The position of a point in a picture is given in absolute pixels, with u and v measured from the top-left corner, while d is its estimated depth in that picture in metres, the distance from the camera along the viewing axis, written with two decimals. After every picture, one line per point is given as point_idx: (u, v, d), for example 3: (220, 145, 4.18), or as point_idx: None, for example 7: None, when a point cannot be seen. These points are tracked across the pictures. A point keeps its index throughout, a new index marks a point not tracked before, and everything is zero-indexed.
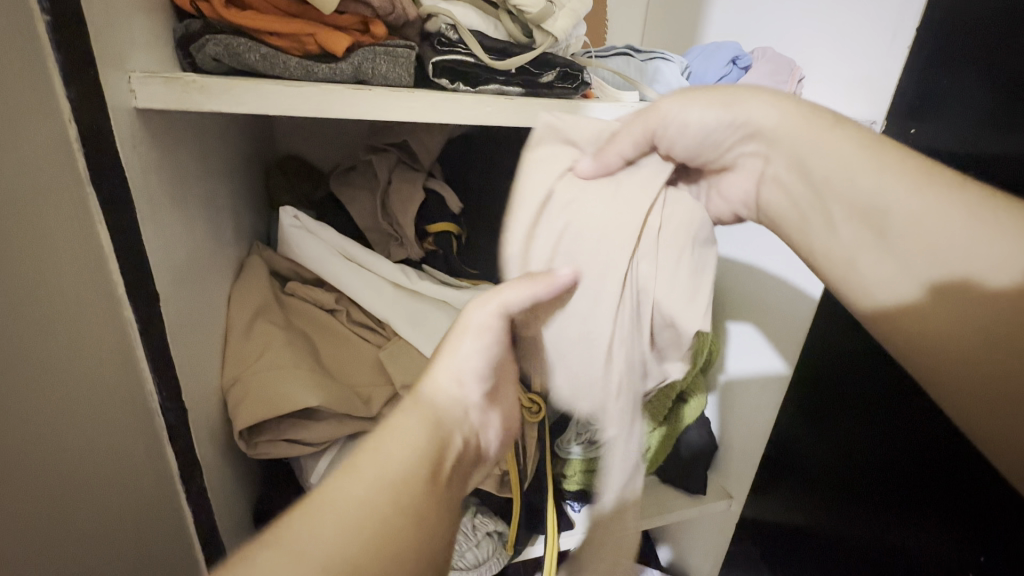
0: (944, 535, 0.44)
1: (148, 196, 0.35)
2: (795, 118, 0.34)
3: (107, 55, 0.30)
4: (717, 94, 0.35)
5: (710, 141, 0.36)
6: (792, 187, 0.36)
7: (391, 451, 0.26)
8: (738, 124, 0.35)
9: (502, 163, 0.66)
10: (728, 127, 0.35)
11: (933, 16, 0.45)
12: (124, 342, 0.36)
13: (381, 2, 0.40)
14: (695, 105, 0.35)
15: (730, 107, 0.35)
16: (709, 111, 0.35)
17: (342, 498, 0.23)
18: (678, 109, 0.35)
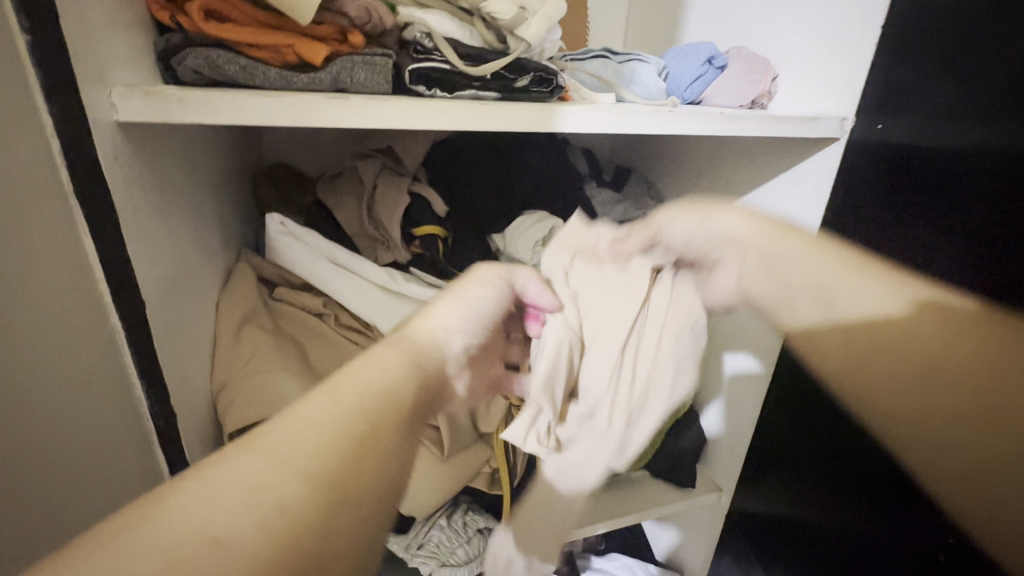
0: (916, 522, 0.45)
1: (132, 206, 0.36)
2: (762, 227, 0.47)
3: (87, 71, 0.31)
4: (702, 206, 0.49)
5: (699, 246, 0.50)
6: (763, 277, 0.48)
7: (359, 380, 0.32)
8: (716, 228, 0.48)
9: (486, 165, 0.67)
10: (710, 233, 0.49)
11: (896, 13, 0.46)
12: (112, 347, 0.36)
13: (357, 12, 0.41)
14: (686, 216, 0.49)
15: (709, 215, 0.48)
16: (693, 221, 0.49)
17: (314, 416, 0.29)
18: (671, 219, 0.49)
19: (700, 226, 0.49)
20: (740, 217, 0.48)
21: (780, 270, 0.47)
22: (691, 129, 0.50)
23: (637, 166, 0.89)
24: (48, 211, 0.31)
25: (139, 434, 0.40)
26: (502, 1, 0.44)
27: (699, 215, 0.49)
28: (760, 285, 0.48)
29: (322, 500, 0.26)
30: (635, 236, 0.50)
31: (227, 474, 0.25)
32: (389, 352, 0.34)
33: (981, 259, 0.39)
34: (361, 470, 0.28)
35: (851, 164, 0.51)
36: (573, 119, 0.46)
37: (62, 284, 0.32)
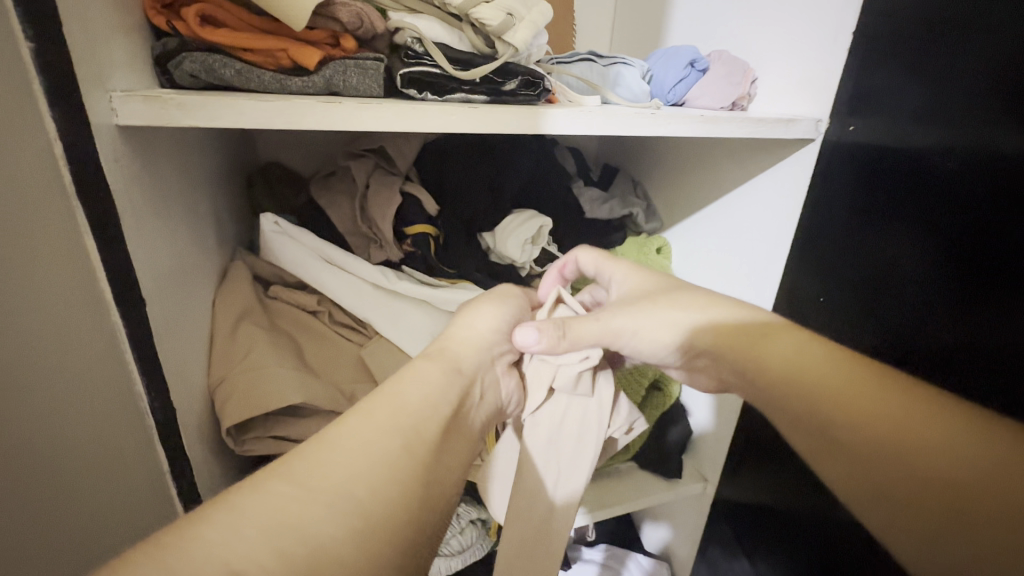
0: None
1: (132, 207, 0.37)
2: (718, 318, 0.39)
3: (89, 76, 0.32)
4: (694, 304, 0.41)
5: (669, 353, 0.42)
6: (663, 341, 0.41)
7: (392, 401, 0.33)
8: (672, 331, 0.41)
9: (476, 165, 0.68)
10: (662, 341, 0.41)
11: (866, 20, 0.48)
12: (114, 347, 0.37)
13: (349, 18, 0.43)
14: (643, 319, 0.42)
15: (677, 303, 0.41)
16: (647, 318, 0.41)
17: (349, 440, 0.29)
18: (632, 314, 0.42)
19: (665, 322, 0.41)
20: (693, 332, 0.40)
21: (753, 375, 0.36)
22: (673, 130, 0.52)
23: (623, 166, 0.91)
24: (50, 213, 0.32)
25: (143, 433, 0.41)
26: (490, 7, 0.45)
27: (652, 312, 0.41)
28: (740, 391, 0.39)
29: (357, 535, 0.25)
30: (583, 319, 0.44)
31: (253, 501, 0.25)
32: (420, 370, 0.37)
33: (943, 257, 0.41)
34: (394, 501, 0.28)
35: (825, 163, 0.54)
36: (560, 121, 0.47)
37: (63, 284, 0.33)
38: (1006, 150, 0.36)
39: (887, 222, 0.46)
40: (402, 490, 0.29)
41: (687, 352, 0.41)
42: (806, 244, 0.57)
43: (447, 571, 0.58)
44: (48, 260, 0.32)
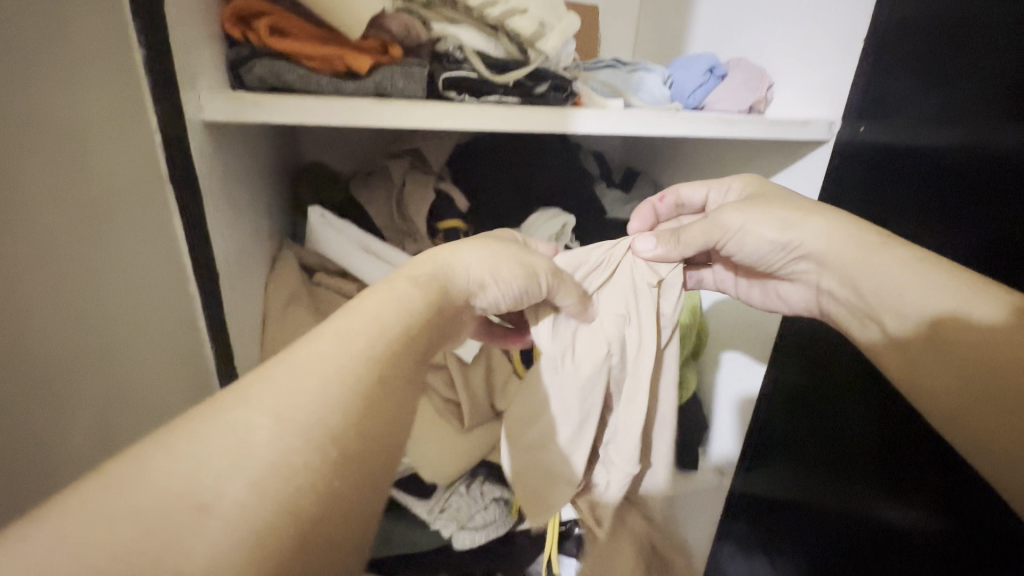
0: (916, 504, 0.48)
1: (212, 193, 0.42)
2: (840, 238, 0.41)
3: (185, 78, 0.38)
4: (789, 212, 0.43)
5: (776, 252, 0.44)
6: (763, 242, 0.44)
7: (359, 323, 0.29)
8: (787, 243, 0.43)
9: (505, 166, 0.73)
10: (776, 246, 0.44)
11: (877, 27, 0.51)
12: (189, 314, 0.42)
13: (399, 28, 0.48)
14: (758, 225, 0.43)
15: (787, 230, 0.43)
16: (767, 228, 0.43)
17: (309, 361, 0.26)
18: (738, 216, 0.44)
19: (776, 220, 0.43)
20: (823, 236, 0.42)
21: (859, 288, 0.40)
22: (691, 130, 0.55)
23: (644, 169, 0.94)
24: (148, 190, 0.37)
25: (201, 376, 0.45)
26: (523, 18, 0.50)
27: (766, 208, 0.43)
28: (838, 299, 0.43)
29: (324, 482, 0.23)
30: (694, 227, 0.45)
31: (213, 431, 0.22)
32: (405, 292, 0.33)
33: (972, 248, 0.42)
34: (366, 431, 0.26)
35: (838, 162, 0.57)
36: (585, 122, 0.51)
37: (156, 253, 0.38)
38: (1013, 146, 0.38)
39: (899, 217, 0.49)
40: (378, 419, 0.27)
41: (790, 251, 0.44)
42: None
43: (471, 544, 0.61)
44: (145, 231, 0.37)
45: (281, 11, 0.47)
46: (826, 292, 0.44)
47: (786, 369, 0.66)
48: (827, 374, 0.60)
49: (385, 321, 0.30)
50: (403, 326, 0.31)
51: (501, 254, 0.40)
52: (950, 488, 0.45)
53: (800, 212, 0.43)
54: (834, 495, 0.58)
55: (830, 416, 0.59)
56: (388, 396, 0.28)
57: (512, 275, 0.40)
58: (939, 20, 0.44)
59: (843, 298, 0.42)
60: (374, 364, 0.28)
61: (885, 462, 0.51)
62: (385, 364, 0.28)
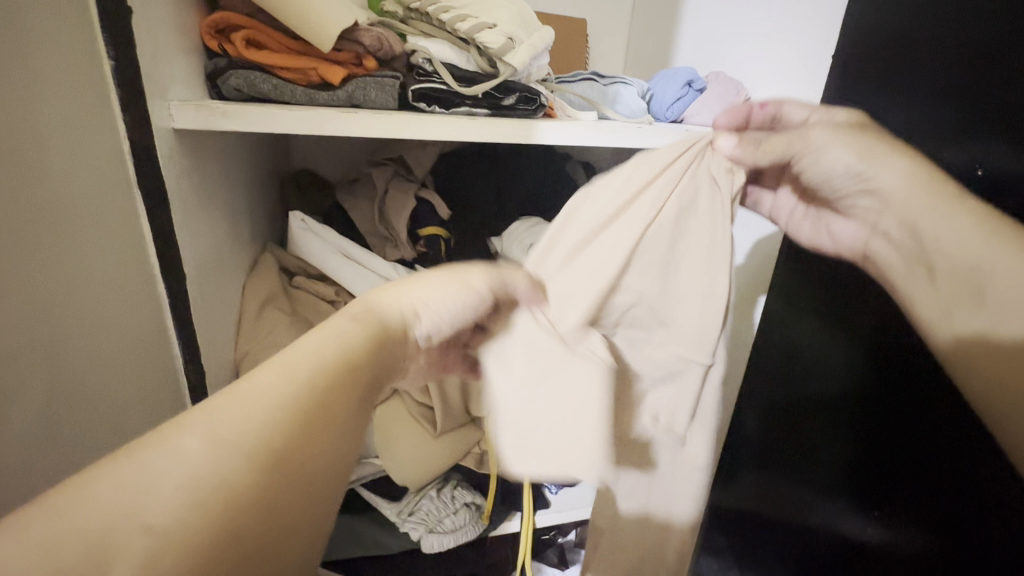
0: (889, 524, 0.46)
1: (182, 198, 0.44)
2: (919, 181, 0.37)
3: (154, 88, 0.39)
4: (869, 143, 0.38)
5: (846, 178, 0.40)
6: (835, 164, 0.40)
7: (299, 356, 0.30)
8: (865, 173, 0.39)
9: (488, 175, 0.74)
10: (848, 175, 0.40)
11: (844, 44, 0.52)
12: (156, 315, 0.44)
13: (370, 41, 0.50)
14: (835, 151, 0.39)
15: (873, 159, 0.38)
16: (848, 156, 0.39)
17: (248, 395, 0.27)
18: (824, 140, 0.40)
19: (848, 148, 0.39)
20: (901, 158, 0.38)
21: (918, 230, 0.38)
22: (660, 143, 0.56)
23: None
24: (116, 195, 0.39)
25: (169, 358, 0.46)
26: (493, 34, 0.52)
27: (849, 139, 0.39)
28: (892, 241, 0.41)
29: (261, 490, 0.25)
30: (775, 137, 0.42)
31: (162, 449, 0.24)
32: (339, 332, 0.32)
33: None
34: (315, 442, 0.28)
35: None
36: (553, 133, 0.52)
37: (122, 255, 0.40)
38: (952, 163, 0.41)
39: None
40: (325, 432, 0.29)
41: (861, 182, 0.40)
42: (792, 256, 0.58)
43: (439, 548, 0.62)
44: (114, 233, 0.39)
45: (258, 25, 0.49)
46: (883, 233, 0.42)
47: (773, 379, 0.63)
48: (812, 385, 0.57)
49: (318, 350, 0.31)
50: (341, 360, 0.31)
51: (436, 279, 0.39)
52: (927, 507, 0.42)
53: (885, 143, 0.38)
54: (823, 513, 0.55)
55: (816, 429, 0.56)
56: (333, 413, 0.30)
57: (445, 298, 0.38)
58: (891, 43, 0.46)
59: (897, 240, 0.41)
60: (314, 390, 0.29)
61: (858, 476, 0.50)
62: (328, 389, 0.30)
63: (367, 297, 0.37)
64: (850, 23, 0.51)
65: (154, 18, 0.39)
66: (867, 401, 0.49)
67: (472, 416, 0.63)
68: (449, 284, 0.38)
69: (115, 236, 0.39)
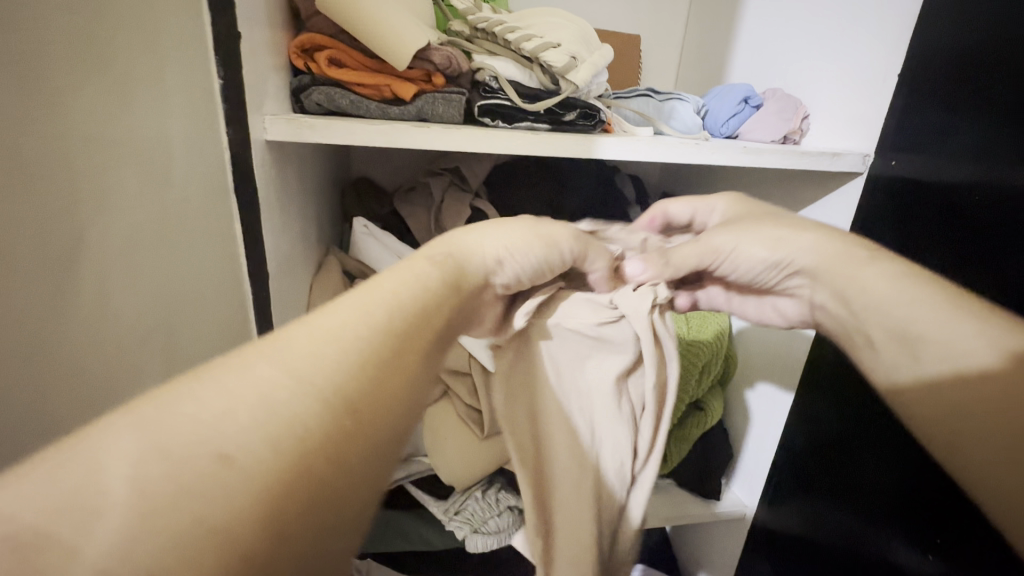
0: (941, 552, 0.46)
1: (269, 203, 0.47)
2: (834, 246, 0.39)
3: (253, 103, 0.43)
4: (772, 234, 0.41)
5: (769, 271, 0.41)
6: (752, 249, 0.41)
7: (365, 296, 0.29)
8: (778, 262, 0.41)
9: (539, 187, 0.76)
10: (767, 263, 0.41)
11: (912, 64, 0.51)
12: (238, 294, 0.47)
13: (442, 60, 0.53)
14: (751, 236, 0.41)
15: (777, 249, 0.40)
16: (756, 249, 0.41)
17: (337, 317, 0.26)
18: (722, 236, 0.42)
19: (771, 237, 0.41)
20: (813, 252, 0.40)
21: (848, 297, 0.38)
22: (717, 159, 0.56)
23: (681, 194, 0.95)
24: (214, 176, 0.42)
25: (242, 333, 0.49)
26: (557, 53, 0.54)
27: (755, 229, 0.41)
28: (831, 313, 0.40)
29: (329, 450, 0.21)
30: (686, 247, 0.42)
31: (238, 375, 0.21)
32: (434, 266, 0.33)
33: (1004, 284, 0.42)
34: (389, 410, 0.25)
35: (870, 195, 0.56)
36: (610, 149, 0.54)
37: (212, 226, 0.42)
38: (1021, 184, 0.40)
39: (935, 250, 0.48)
40: (392, 411, 0.25)
41: (783, 269, 0.41)
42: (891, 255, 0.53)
43: (483, 548, 0.63)
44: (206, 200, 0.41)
45: (340, 45, 0.53)
46: (819, 305, 0.41)
47: (821, 402, 0.62)
48: (864, 406, 0.55)
49: (400, 294, 0.30)
50: (423, 299, 0.30)
51: (515, 227, 0.39)
52: (974, 534, 0.43)
53: (783, 229, 0.41)
54: (865, 538, 0.55)
55: (860, 451, 0.55)
56: (399, 368, 0.26)
57: (527, 247, 0.38)
58: (960, 60, 0.46)
59: (833, 311, 0.40)
60: (384, 325, 0.27)
61: (905, 500, 0.50)
62: (397, 338, 0.27)
63: (448, 238, 0.37)
64: (917, 43, 0.51)
65: (255, 39, 0.43)
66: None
67: None
68: (517, 229, 0.38)
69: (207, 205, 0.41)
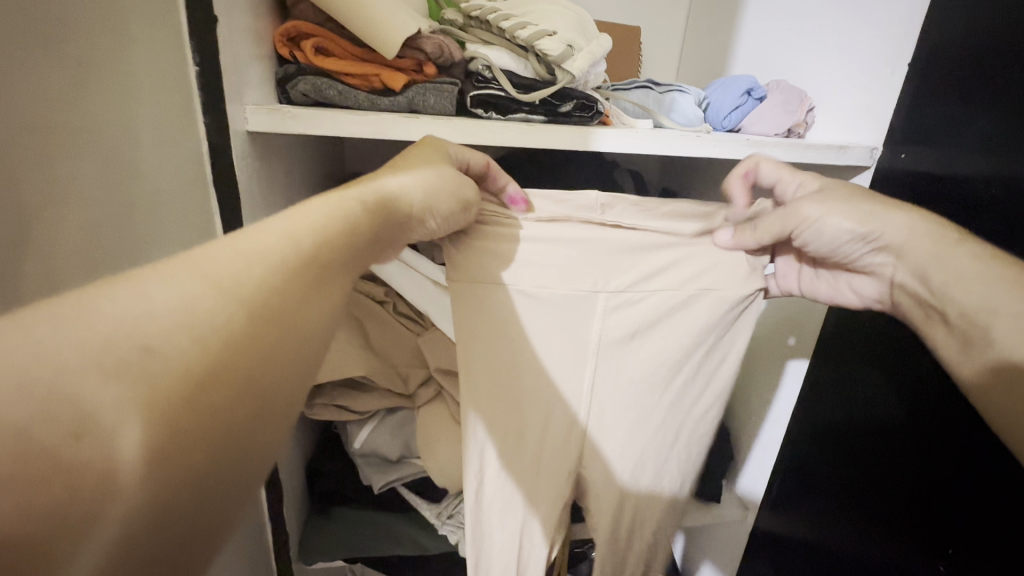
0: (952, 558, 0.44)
1: (252, 197, 0.46)
2: (920, 229, 0.39)
3: (233, 92, 0.41)
4: (863, 206, 0.40)
5: (854, 244, 0.42)
6: (835, 223, 0.41)
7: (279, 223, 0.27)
8: (867, 235, 0.41)
9: (537, 181, 0.74)
10: (852, 237, 0.41)
11: (923, 51, 0.49)
12: None
13: (433, 48, 0.51)
14: (842, 211, 0.41)
15: (866, 223, 0.40)
16: (843, 222, 0.41)
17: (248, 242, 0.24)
18: (817, 213, 0.41)
19: (857, 212, 0.40)
20: (904, 224, 0.39)
21: (929, 277, 0.38)
22: (719, 151, 0.54)
23: (682, 189, 0.93)
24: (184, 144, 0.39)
25: None
26: (552, 41, 0.52)
27: (845, 202, 0.41)
28: (911, 294, 0.40)
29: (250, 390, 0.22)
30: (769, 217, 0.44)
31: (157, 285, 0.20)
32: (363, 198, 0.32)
33: None
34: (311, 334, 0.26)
35: (878, 190, 0.55)
36: (608, 141, 0.52)
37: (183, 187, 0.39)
38: None
39: None
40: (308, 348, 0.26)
41: (869, 243, 0.41)
42: None
43: None
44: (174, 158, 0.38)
45: (326, 32, 0.51)
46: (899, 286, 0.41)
47: (828, 405, 0.60)
48: (874, 408, 0.53)
49: (314, 218, 0.28)
50: (341, 229, 0.29)
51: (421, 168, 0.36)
52: (987, 541, 0.41)
53: (877, 203, 0.40)
54: (875, 547, 0.53)
55: (870, 455, 0.53)
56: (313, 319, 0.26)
57: (441, 194, 0.36)
58: (974, 49, 0.44)
59: (914, 291, 0.40)
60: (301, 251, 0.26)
61: (915, 503, 0.48)
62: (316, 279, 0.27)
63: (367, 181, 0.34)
64: (928, 32, 0.48)
65: (234, 25, 0.41)
66: (935, 432, 0.46)
67: None
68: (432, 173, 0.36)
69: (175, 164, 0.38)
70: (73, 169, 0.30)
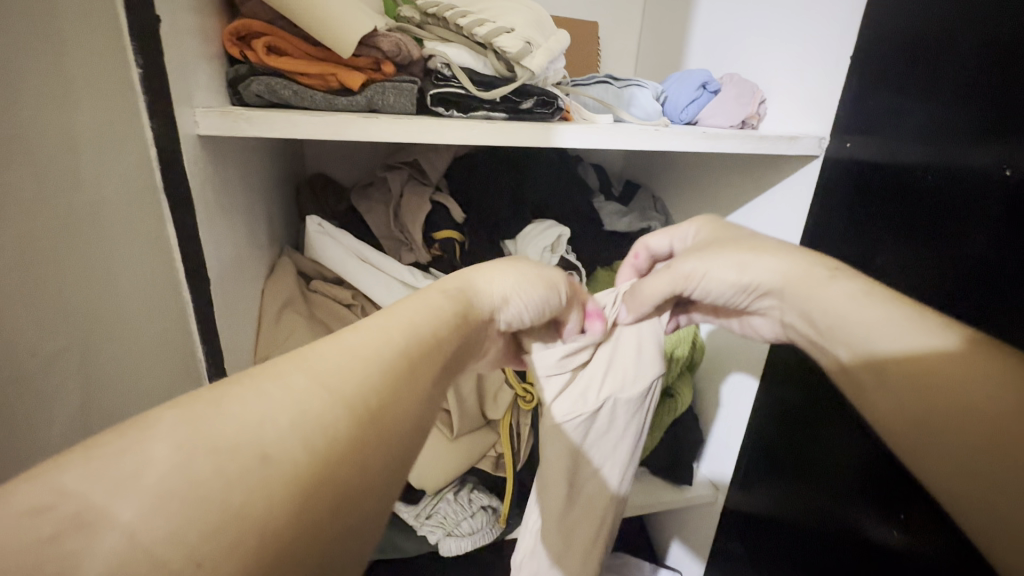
0: (906, 526, 0.46)
1: (204, 203, 0.44)
2: (800, 265, 0.41)
3: (180, 95, 0.40)
4: (741, 257, 0.43)
5: (738, 293, 0.44)
6: (716, 272, 0.44)
7: (321, 357, 0.26)
8: (749, 282, 0.43)
9: (501, 176, 0.73)
10: (736, 285, 0.44)
11: (863, 46, 0.52)
12: (174, 293, 0.42)
13: (390, 46, 0.50)
14: (717, 266, 0.43)
15: (748, 268, 0.43)
16: (723, 270, 0.43)
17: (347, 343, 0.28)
18: (699, 264, 0.44)
19: (735, 265, 0.43)
20: (783, 278, 0.42)
21: (814, 317, 0.40)
22: (678, 145, 0.56)
23: (645, 182, 0.95)
24: (128, 142, 0.37)
25: (184, 330, 0.44)
26: (510, 37, 0.52)
27: (723, 255, 0.43)
28: (801, 333, 0.42)
29: (325, 511, 0.22)
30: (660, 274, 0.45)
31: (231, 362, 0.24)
32: (451, 316, 0.34)
33: (955, 263, 0.43)
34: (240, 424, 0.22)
35: (827, 178, 0.57)
36: (570, 136, 0.52)
37: (135, 191, 0.37)
38: (975, 165, 0.41)
39: (892, 232, 0.49)
40: (382, 476, 0.25)
41: (752, 292, 0.44)
42: (851, 231, 0.54)
43: (455, 550, 0.61)
44: (126, 162, 0.36)
45: (278, 31, 0.49)
46: (791, 326, 0.43)
47: (786, 374, 0.63)
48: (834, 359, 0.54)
49: (397, 334, 0.30)
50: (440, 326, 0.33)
51: (513, 276, 0.41)
52: (932, 509, 0.44)
53: (756, 251, 0.43)
54: (845, 511, 0.54)
55: (833, 425, 0.55)
56: None
57: (533, 294, 0.41)
58: (911, 46, 0.46)
59: (804, 331, 0.42)
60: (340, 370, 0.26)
61: (867, 474, 0.51)
62: (360, 434, 0.24)
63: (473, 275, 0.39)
64: (868, 27, 0.51)
65: (178, 26, 0.39)
66: None
67: (487, 419, 0.63)
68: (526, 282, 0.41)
69: (123, 165, 0.36)
70: (11, 182, 0.28)
